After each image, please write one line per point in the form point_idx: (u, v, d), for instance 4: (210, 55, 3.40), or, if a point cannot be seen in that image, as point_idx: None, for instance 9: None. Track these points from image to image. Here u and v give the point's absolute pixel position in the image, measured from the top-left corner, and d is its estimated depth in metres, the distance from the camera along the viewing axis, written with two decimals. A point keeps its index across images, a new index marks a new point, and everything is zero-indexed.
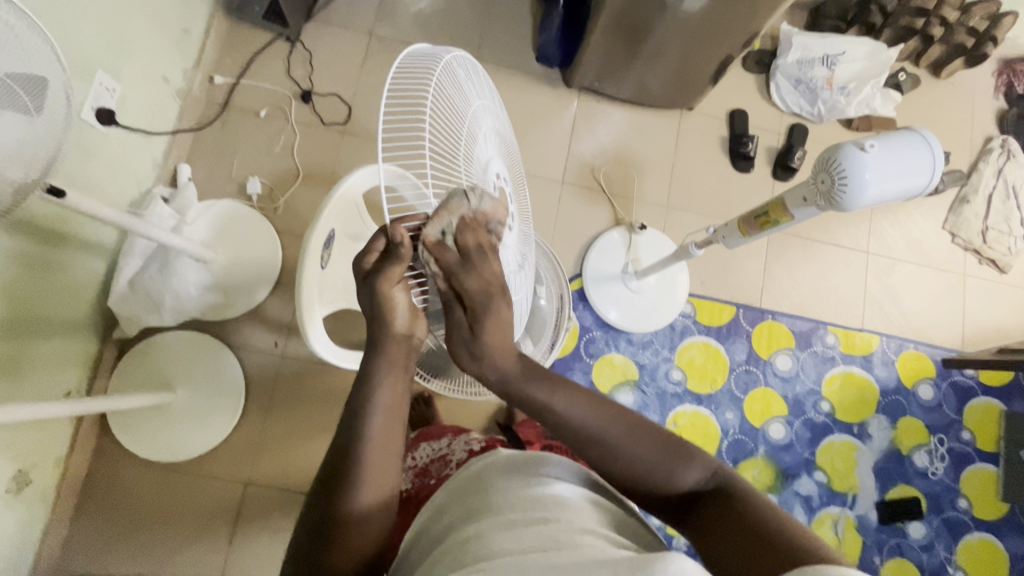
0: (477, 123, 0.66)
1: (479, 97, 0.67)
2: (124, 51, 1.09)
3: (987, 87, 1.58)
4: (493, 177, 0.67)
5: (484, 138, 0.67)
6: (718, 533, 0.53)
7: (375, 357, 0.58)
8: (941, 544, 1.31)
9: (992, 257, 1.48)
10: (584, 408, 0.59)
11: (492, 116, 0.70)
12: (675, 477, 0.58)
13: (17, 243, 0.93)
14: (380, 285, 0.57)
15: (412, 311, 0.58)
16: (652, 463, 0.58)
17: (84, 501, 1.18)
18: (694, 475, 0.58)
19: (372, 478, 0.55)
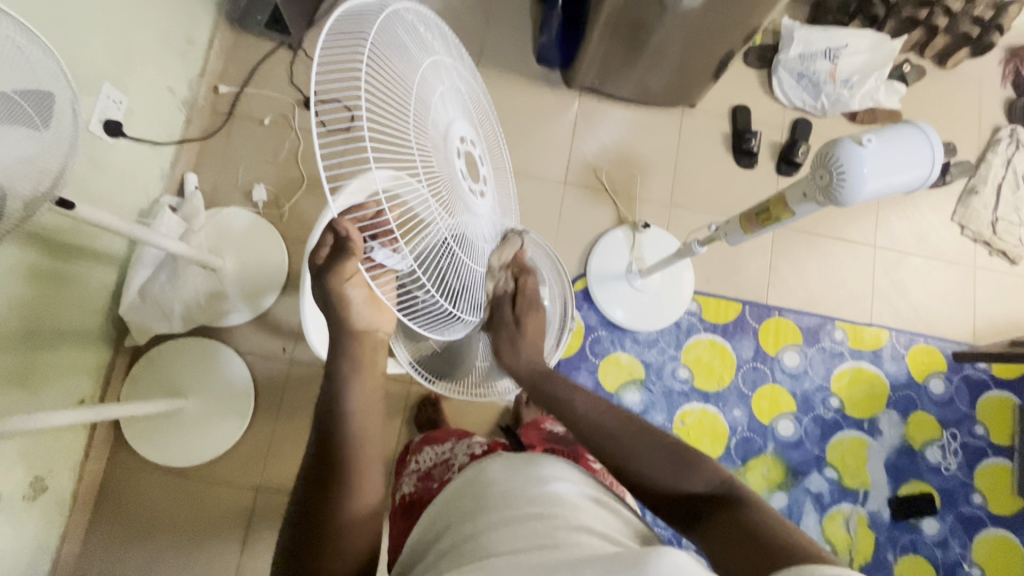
0: (429, 86, 0.60)
1: (428, 51, 0.61)
2: (130, 64, 1.11)
3: (994, 76, 1.56)
4: (453, 141, 0.61)
5: (438, 99, 0.61)
6: (718, 541, 0.53)
7: (340, 363, 0.62)
8: (955, 540, 1.29)
9: (1003, 249, 1.46)
10: (602, 413, 0.68)
11: (447, 71, 0.64)
12: (679, 482, 0.60)
13: (28, 256, 0.95)
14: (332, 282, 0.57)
15: (372, 308, 0.62)
16: (661, 472, 0.61)
17: (99, 507, 1.20)
18: (701, 484, 0.59)
19: (359, 475, 0.59)
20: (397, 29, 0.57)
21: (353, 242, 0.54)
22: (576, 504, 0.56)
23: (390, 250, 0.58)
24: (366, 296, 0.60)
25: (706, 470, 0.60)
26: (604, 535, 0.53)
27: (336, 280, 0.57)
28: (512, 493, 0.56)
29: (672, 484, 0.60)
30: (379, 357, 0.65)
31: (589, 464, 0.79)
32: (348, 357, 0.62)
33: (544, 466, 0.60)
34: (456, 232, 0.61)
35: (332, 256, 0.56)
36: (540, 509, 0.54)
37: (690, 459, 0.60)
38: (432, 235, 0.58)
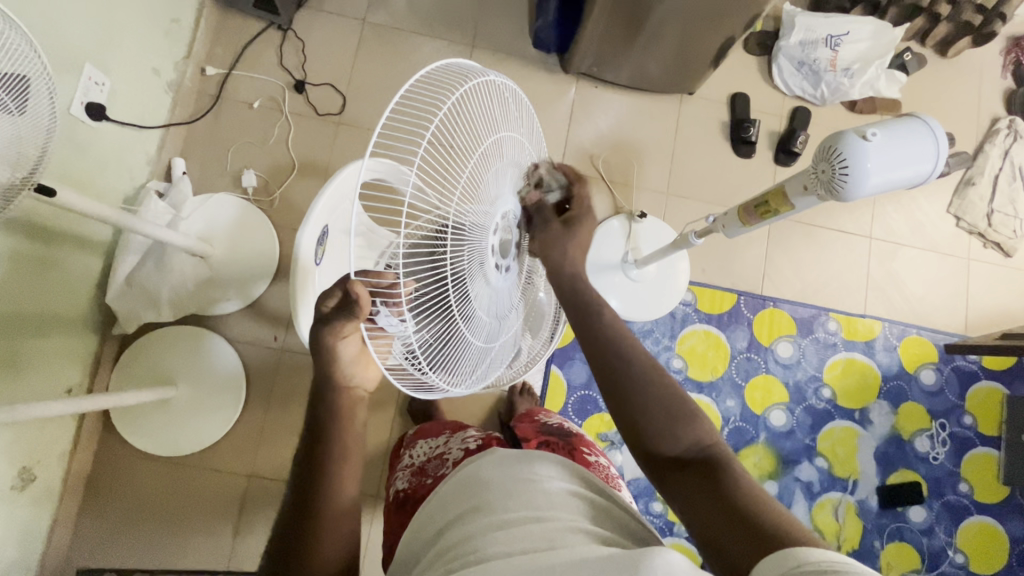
0: (489, 162, 0.63)
1: (499, 129, 0.64)
2: (112, 44, 1.07)
3: (995, 66, 1.55)
4: (496, 220, 0.63)
5: (493, 176, 0.63)
6: (698, 502, 0.53)
7: (322, 408, 0.61)
8: (941, 528, 1.31)
9: (997, 241, 1.46)
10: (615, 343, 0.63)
11: (515, 151, 0.66)
12: (658, 440, 0.58)
13: (9, 243, 0.93)
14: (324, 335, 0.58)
15: (357, 354, 0.60)
16: (654, 418, 0.59)
17: (90, 495, 1.19)
18: (686, 441, 0.58)
19: (340, 491, 0.58)
20: (475, 102, 0.61)
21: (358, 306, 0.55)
22: (569, 505, 0.56)
23: (394, 315, 0.57)
24: (357, 351, 0.60)
25: (695, 430, 0.58)
26: (598, 535, 0.53)
27: (328, 335, 0.58)
28: (505, 493, 0.56)
29: (660, 441, 0.58)
30: (360, 411, 0.62)
31: (585, 457, 0.78)
32: (330, 406, 0.61)
33: (538, 466, 0.60)
34: (462, 303, 0.63)
35: (339, 312, 0.57)
36: (533, 511, 0.54)
37: (678, 415, 0.59)
38: (441, 302, 0.61)
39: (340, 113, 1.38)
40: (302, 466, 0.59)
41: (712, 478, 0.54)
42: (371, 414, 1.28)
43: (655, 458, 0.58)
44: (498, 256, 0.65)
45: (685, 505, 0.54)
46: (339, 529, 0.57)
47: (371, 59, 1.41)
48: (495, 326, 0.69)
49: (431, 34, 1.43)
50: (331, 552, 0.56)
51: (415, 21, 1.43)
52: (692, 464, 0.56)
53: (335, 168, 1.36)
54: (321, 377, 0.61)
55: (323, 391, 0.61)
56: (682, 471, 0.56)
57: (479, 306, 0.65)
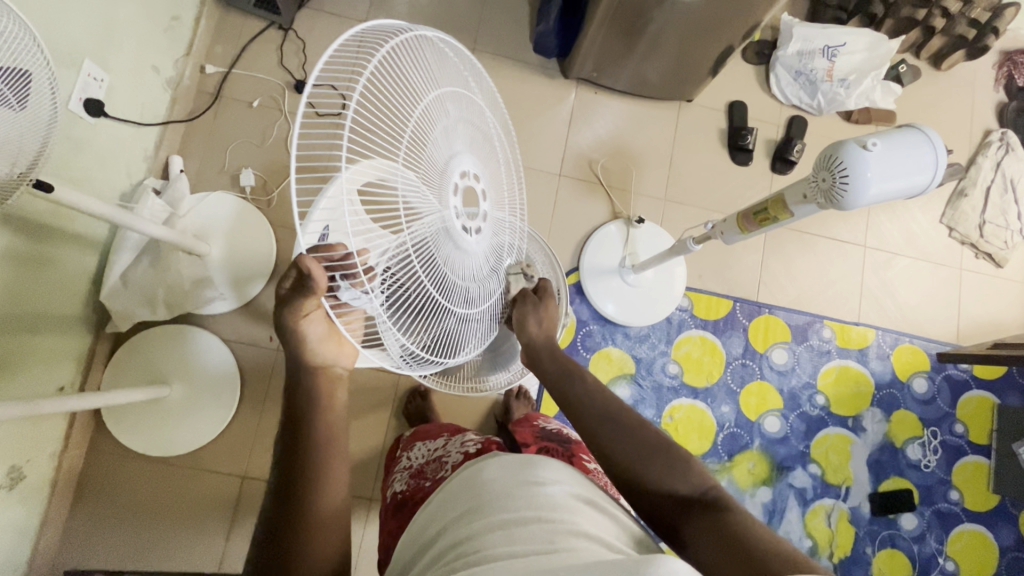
0: (433, 118, 0.62)
1: (435, 85, 0.63)
2: (112, 40, 1.07)
3: (988, 80, 1.57)
4: (454, 177, 0.62)
5: (440, 133, 0.62)
6: (707, 540, 0.54)
7: (299, 397, 0.65)
8: (932, 536, 1.32)
9: (989, 251, 1.48)
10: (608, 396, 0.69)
11: (456, 104, 0.66)
12: (662, 482, 0.60)
13: (5, 238, 0.92)
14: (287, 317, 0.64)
15: (326, 336, 0.67)
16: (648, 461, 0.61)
17: (80, 496, 1.18)
18: (686, 485, 0.59)
19: (330, 475, 0.60)
20: (401, 61, 0.60)
21: (314, 279, 0.58)
22: (572, 507, 0.55)
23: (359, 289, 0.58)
24: (321, 331, 0.66)
25: (694, 472, 0.60)
26: (600, 538, 0.53)
27: (289, 316, 0.65)
28: (506, 495, 0.56)
29: (663, 484, 0.60)
30: (337, 394, 0.67)
31: (584, 463, 0.78)
32: (307, 390, 0.65)
33: (539, 469, 0.60)
34: (429, 266, 0.61)
35: (295, 291, 0.61)
36: (536, 512, 0.53)
37: (676, 461, 0.61)
38: (408, 272, 0.60)
39: None
40: (284, 459, 0.61)
41: (715, 517, 0.55)
42: (367, 416, 1.27)
43: (660, 506, 0.60)
44: (465, 211, 0.63)
45: (694, 543, 0.55)
46: (333, 519, 0.58)
47: None
48: (472, 289, 0.68)
49: None
50: (328, 544, 0.57)
51: (417, 24, 1.43)
52: (693, 503, 0.58)
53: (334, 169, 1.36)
54: (297, 365, 0.66)
55: (298, 378, 0.66)
56: (687, 513, 0.57)
57: (451, 271, 0.63)
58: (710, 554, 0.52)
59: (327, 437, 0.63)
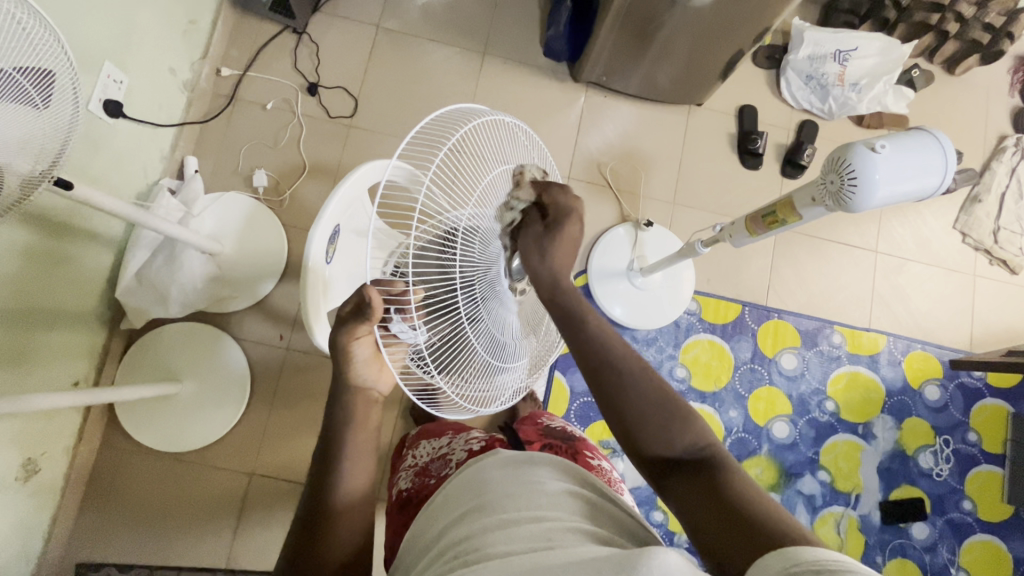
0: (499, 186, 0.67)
1: (505, 157, 0.69)
2: (131, 43, 1.09)
3: (1003, 84, 1.56)
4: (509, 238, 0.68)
5: (501, 200, 0.68)
6: (694, 500, 0.52)
7: (337, 413, 0.63)
8: (944, 546, 1.30)
9: (1003, 258, 1.46)
10: (608, 340, 0.62)
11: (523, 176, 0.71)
12: (656, 443, 0.57)
13: (23, 235, 0.94)
14: (341, 337, 0.61)
15: (374, 361, 0.64)
16: (650, 417, 0.58)
17: (92, 490, 1.20)
18: (686, 442, 0.57)
19: (349, 479, 0.60)
20: (482, 134, 0.66)
21: (371, 310, 0.58)
22: (574, 506, 0.56)
23: (408, 324, 0.60)
24: (371, 354, 0.63)
25: (690, 432, 0.57)
26: (599, 535, 0.53)
27: (343, 335, 0.61)
28: (508, 495, 0.56)
29: (659, 446, 0.57)
30: (375, 415, 0.65)
31: (588, 461, 0.79)
32: (347, 410, 0.63)
33: (541, 469, 0.60)
34: (472, 317, 0.66)
35: (354, 316, 0.60)
36: (538, 511, 0.54)
37: (671, 421, 0.57)
38: (454, 324, 0.65)
39: (351, 116, 1.40)
40: (317, 466, 0.61)
41: (709, 480, 0.53)
42: None
43: (652, 459, 0.58)
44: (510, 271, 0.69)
45: (686, 502, 0.53)
46: (351, 518, 0.59)
47: (384, 64, 1.43)
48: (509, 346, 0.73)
49: (443, 42, 1.45)
50: (345, 539, 0.58)
51: (428, 28, 1.45)
52: (687, 465, 0.56)
53: (346, 171, 1.37)
54: (337, 384, 0.64)
55: (337, 396, 0.64)
56: (680, 475, 0.55)
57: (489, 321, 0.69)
58: (697, 517, 0.51)
59: (354, 450, 0.62)
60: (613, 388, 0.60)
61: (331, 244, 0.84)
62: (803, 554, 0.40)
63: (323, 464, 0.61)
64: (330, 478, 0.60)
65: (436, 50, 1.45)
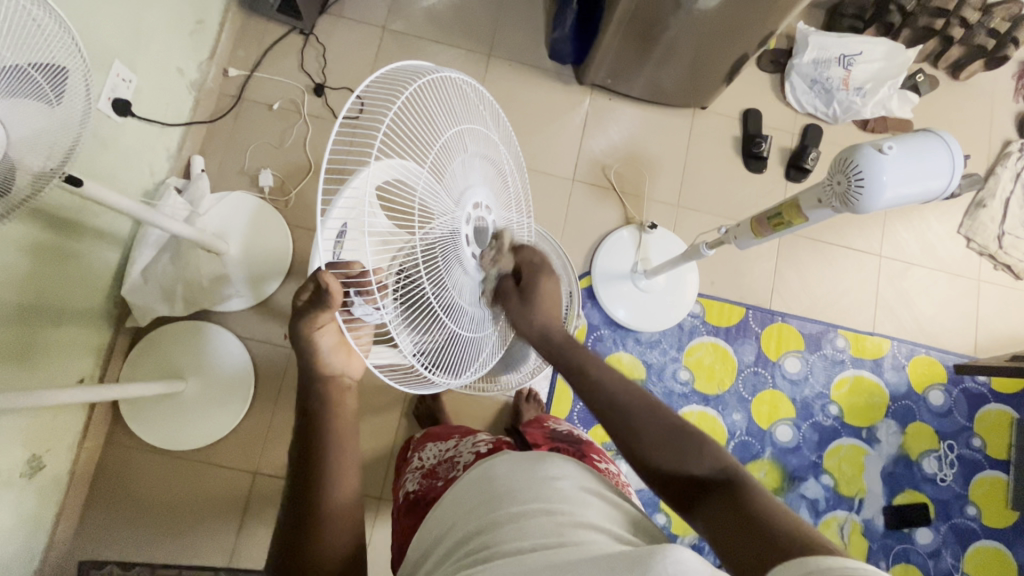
0: (451, 151, 0.66)
1: (457, 122, 0.68)
2: (140, 43, 1.10)
3: (1008, 90, 1.56)
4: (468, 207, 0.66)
5: (458, 167, 0.67)
6: (718, 523, 0.51)
7: (312, 404, 0.63)
8: (948, 552, 1.30)
9: (1008, 263, 1.46)
10: (615, 387, 0.63)
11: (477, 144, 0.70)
12: (671, 468, 0.57)
13: (31, 231, 0.94)
14: (303, 326, 0.62)
15: (339, 347, 0.64)
16: (664, 447, 0.58)
17: (95, 488, 1.20)
18: (703, 466, 0.56)
19: (344, 472, 0.60)
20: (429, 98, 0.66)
21: (330, 296, 0.59)
22: (583, 501, 0.56)
23: (370, 305, 0.60)
24: (336, 341, 0.64)
25: (706, 455, 0.56)
26: (608, 530, 0.52)
27: (305, 325, 0.62)
28: (518, 490, 0.56)
29: (675, 469, 0.57)
30: (349, 399, 0.65)
31: (595, 463, 0.79)
32: (322, 398, 0.63)
33: (549, 465, 0.60)
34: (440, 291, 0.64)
35: (311, 304, 0.61)
36: (546, 505, 0.54)
37: (685, 446, 0.57)
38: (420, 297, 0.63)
39: (357, 117, 1.41)
40: (303, 461, 0.61)
41: (732, 500, 0.52)
42: (377, 415, 1.28)
43: (676, 493, 0.57)
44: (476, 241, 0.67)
45: (710, 527, 0.52)
46: (344, 513, 0.59)
47: (389, 65, 1.44)
48: (478, 316, 0.71)
49: (449, 44, 1.46)
50: (338, 534, 0.58)
51: (433, 31, 1.46)
52: (710, 488, 0.54)
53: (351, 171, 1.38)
54: (308, 373, 0.64)
55: (310, 385, 0.64)
56: (705, 498, 0.54)
57: (458, 293, 0.67)
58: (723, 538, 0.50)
59: (340, 441, 0.61)
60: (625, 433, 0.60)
61: None
62: (820, 563, 0.39)
63: (311, 459, 0.60)
64: (317, 472, 0.59)
65: (441, 52, 1.45)
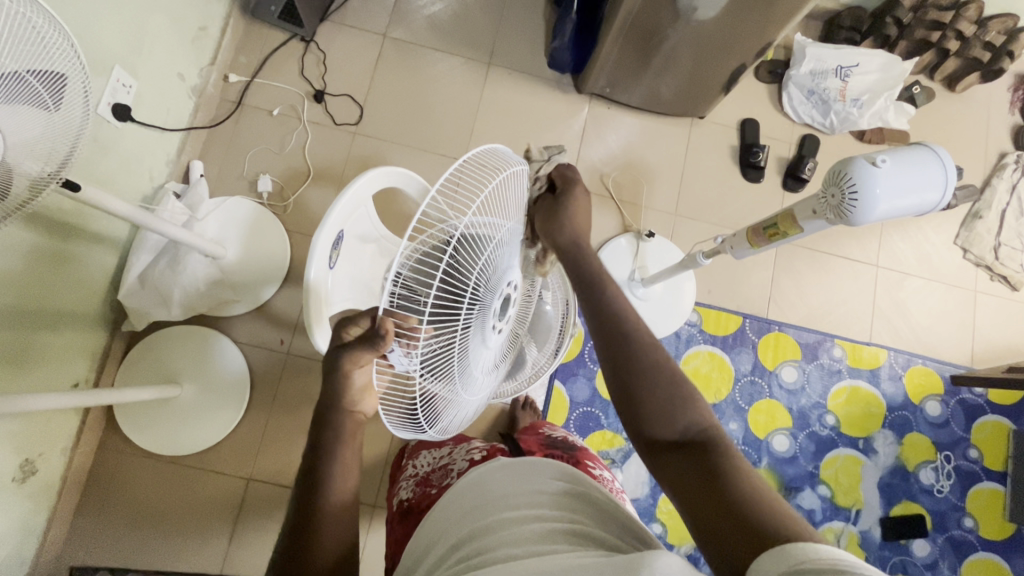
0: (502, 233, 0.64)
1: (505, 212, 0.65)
2: (141, 48, 1.11)
3: (1003, 102, 1.57)
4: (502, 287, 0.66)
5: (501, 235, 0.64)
6: (691, 481, 0.52)
7: (326, 428, 0.62)
8: (945, 564, 1.29)
9: (1004, 274, 1.46)
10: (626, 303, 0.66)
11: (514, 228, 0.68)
12: (656, 422, 0.57)
13: (27, 235, 0.94)
14: (345, 362, 0.58)
15: (366, 390, 0.62)
16: (656, 390, 0.58)
17: (88, 493, 1.19)
18: (688, 421, 0.56)
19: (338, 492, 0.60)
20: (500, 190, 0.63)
21: (382, 341, 0.54)
22: (572, 510, 0.56)
23: (405, 353, 0.57)
24: (367, 383, 0.62)
25: (693, 413, 0.57)
26: (595, 537, 0.52)
27: (346, 361, 0.58)
28: (511, 497, 0.56)
29: (659, 423, 0.57)
30: (360, 432, 0.64)
31: (590, 470, 0.79)
32: (335, 428, 0.62)
33: (540, 475, 0.60)
34: (462, 349, 0.63)
35: (359, 343, 0.57)
36: (536, 514, 0.54)
37: (673, 399, 0.58)
38: (445, 349, 0.60)
39: (356, 124, 1.41)
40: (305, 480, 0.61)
41: (704, 462, 0.53)
42: (373, 421, 1.28)
43: (651, 441, 0.57)
44: (503, 316, 0.69)
45: (679, 483, 0.53)
46: (338, 520, 0.59)
47: (389, 73, 1.44)
48: (480, 382, 0.74)
49: (449, 52, 1.47)
50: (333, 541, 0.58)
51: (433, 38, 1.47)
52: (681, 446, 0.55)
53: (349, 177, 1.38)
54: (325, 398, 0.62)
55: (327, 412, 0.62)
56: (676, 453, 0.55)
57: (473, 364, 0.68)
58: (686, 496, 0.52)
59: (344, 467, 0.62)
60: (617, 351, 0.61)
61: (334, 250, 0.85)
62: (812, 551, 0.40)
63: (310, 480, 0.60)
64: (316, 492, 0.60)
65: (441, 60, 1.46)
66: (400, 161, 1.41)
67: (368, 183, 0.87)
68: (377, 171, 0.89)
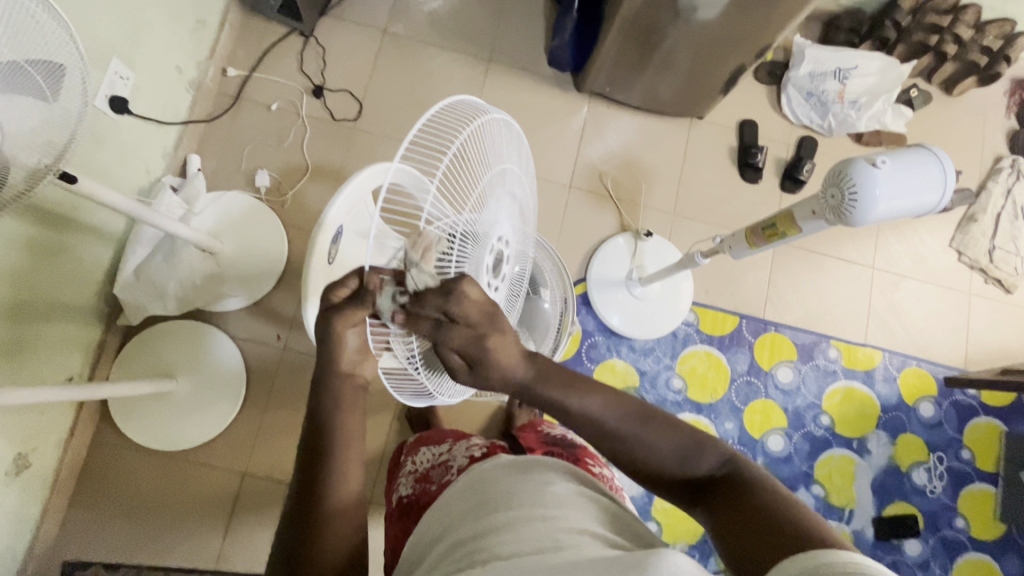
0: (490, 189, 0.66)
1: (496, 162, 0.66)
2: (139, 40, 1.10)
3: (999, 106, 1.58)
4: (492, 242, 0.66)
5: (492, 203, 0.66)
6: (726, 514, 0.51)
7: (324, 402, 0.61)
8: (937, 563, 1.30)
9: (998, 277, 1.48)
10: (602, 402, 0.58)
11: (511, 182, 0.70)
12: (676, 473, 0.56)
13: (23, 227, 0.94)
14: (336, 324, 0.59)
15: (361, 352, 0.62)
16: (669, 450, 0.57)
17: (82, 487, 1.19)
18: (706, 463, 0.56)
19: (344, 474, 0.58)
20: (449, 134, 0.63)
21: (371, 295, 0.58)
22: (574, 505, 0.55)
23: (398, 309, 0.59)
24: (361, 345, 0.62)
25: (708, 453, 0.56)
26: (605, 536, 0.52)
27: (337, 323, 0.60)
28: (515, 494, 0.56)
29: (681, 474, 0.57)
30: (361, 404, 0.62)
31: (589, 468, 0.79)
32: (334, 400, 0.61)
33: (543, 471, 0.60)
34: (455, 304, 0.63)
35: (350, 300, 0.59)
36: (542, 510, 0.53)
37: (689, 448, 0.57)
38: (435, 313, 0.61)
39: (355, 119, 1.41)
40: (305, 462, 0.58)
41: (731, 491, 0.52)
42: (370, 417, 1.28)
43: (680, 493, 0.57)
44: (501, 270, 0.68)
45: (714, 522, 0.52)
46: (343, 516, 0.56)
47: (389, 69, 1.44)
48: (477, 344, 0.72)
49: (449, 49, 1.46)
50: (342, 531, 0.55)
51: (433, 35, 1.46)
52: (710, 484, 0.55)
53: (348, 173, 1.38)
54: (323, 369, 0.61)
55: (324, 386, 0.61)
56: (706, 496, 0.55)
57: (471, 325, 0.68)
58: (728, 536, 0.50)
59: (346, 443, 0.59)
60: (622, 439, 0.58)
61: (333, 245, 0.84)
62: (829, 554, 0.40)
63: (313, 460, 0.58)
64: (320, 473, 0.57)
65: (440, 57, 1.46)
66: (399, 156, 1.40)
67: (368, 176, 0.86)
68: (377, 166, 0.88)
